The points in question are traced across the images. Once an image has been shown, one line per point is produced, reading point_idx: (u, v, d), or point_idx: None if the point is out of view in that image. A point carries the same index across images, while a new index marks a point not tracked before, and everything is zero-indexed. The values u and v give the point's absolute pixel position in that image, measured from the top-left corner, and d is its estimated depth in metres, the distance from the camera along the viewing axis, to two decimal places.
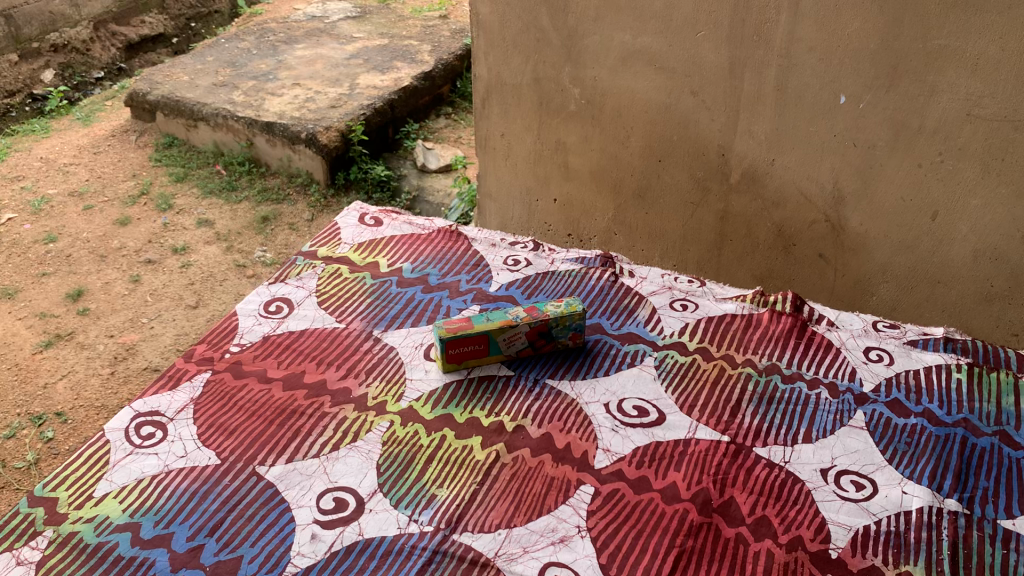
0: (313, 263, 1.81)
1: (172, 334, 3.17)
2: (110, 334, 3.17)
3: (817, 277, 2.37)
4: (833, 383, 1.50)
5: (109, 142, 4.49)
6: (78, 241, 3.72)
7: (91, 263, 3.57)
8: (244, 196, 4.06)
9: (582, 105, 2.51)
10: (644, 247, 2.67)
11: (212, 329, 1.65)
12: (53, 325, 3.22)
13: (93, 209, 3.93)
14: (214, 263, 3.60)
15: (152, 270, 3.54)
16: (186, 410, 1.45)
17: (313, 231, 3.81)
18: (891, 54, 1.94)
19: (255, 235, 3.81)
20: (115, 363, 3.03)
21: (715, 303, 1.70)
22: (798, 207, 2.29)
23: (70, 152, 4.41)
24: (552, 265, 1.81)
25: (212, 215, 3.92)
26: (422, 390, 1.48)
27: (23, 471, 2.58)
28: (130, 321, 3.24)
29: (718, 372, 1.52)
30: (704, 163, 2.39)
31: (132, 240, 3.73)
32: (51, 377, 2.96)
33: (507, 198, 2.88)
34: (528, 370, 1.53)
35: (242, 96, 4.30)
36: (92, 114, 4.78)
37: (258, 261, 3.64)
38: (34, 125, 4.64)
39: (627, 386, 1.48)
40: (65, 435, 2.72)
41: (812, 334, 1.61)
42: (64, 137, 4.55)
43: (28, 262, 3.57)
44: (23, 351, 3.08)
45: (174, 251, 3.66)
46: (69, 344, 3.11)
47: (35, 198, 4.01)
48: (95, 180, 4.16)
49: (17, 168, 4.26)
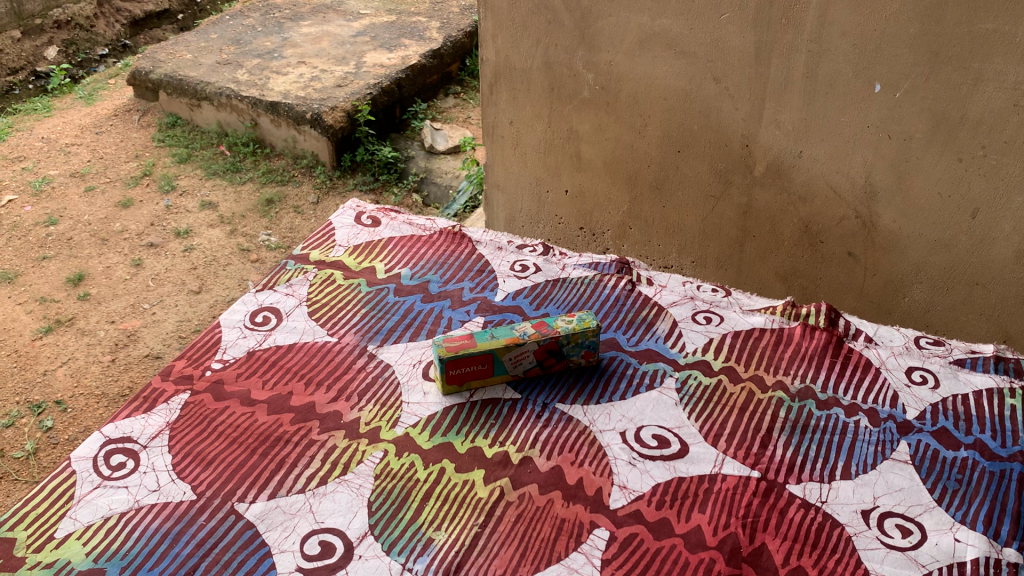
0: (304, 268, 1.67)
1: (174, 321, 3.05)
2: (111, 321, 3.05)
3: (844, 276, 2.23)
4: (872, 410, 1.36)
5: (112, 122, 4.35)
6: (80, 224, 3.59)
7: (92, 247, 3.44)
8: (248, 177, 3.92)
9: (596, 91, 2.35)
10: (660, 243, 2.52)
11: (194, 343, 1.51)
12: (53, 310, 3.10)
13: (94, 190, 3.81)
14: (217, 247, 3.47)
15: (154, 254, 3.42)
16: (160, 437, 1.33)
17: (318, 215, 3.68)
18: (933, 39, 1.78)
19: (259, 218, 3.67)
20: (116, 349, 2.91)
21: (742, 316, 1.55)
22: (826, 202, 2.14)
23: (71, 132, 4.27)
24: (563, 272, 1.66)
25: (216, 197, 3.79)
26: (419, 415, 1.35)
27: (22, 461, 2.49)
28: (131, 307, 3.12)
29: (746, 396, 1.38)
30: (726, 155, 2.23)
31: (134, 223, 3.60)
32: (51, 364, 2.84)
33: (515, 189, 2.73)
34: (536, 393, 1.39)
35: (246, 74, 4.14)
36: (95, 93, 4.64)
37: (262, 245, 3.51)
38: (36, 104, 4.51)
39: (646, 413, 1.35)
40: (65, 424, 2.62)
41: (848, 351, 1.47)
42: (66, 117, 4.41)
43: (28, 246, 3.45)
44: (22, 337, 2.96)
45: (177, 235, 3.53)
46: (69, 331, 3.00)
47: (35, 179, 3.89)
48: (97, 161, 4.03)
49: (18, 148, 4.13)
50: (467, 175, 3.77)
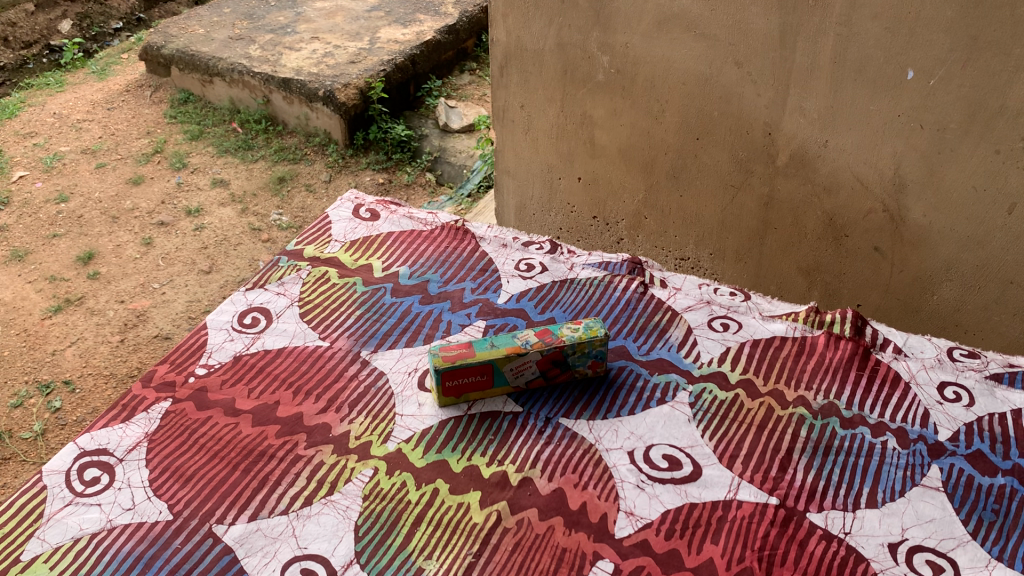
0: (297, 265, 1.58)
1: (184, 301, 2.98)
2: (120, 300, 2.98)
3: (870, 271, 2.12)
4: (901, 429, 1.26)
5: (124, 97, 4.27)
6: (90, 201, 3.51)
7: (102, 225, 3.37)
8: (260, 155, 3.83)
9: (611, 74, 2.24)
10: (677, 234, 2.42)
11: (178, 346, 1.43)
12: (63, 289, 3.03)
13: (105, 167, 3.73)
14: (228, 226, 3.40)
15: (165, 232, 3.34)
16: (137, 449, 1.25)
17: (331, 194, 3.60)
18: (971, 23, 1.66)
19: (271, 196, 3.59)
20: (125, 330, 2.85)
21: (762, 323, 1.44)
22: (852, 194, 2.03)
23: (83, 108, 4.19)
24: (571, 271, 1.56)
25: (227, 175, 3.71)
26: (413, 429, 1.26)
27: (30, 442, 2.45)
28: (141, 286, 3.05)
29: (764, 413, 1.28)
30: (747, 143, 2.12)
31: (144, 200, 3.52)
32: (59, 344, 2.79)
33: (526, 176, 2.62)
34: (538, 406, 1.30)
35: (258, 50, 4.04)
36: (107, 68, 4.56)
37: (273, 225, 3.42)
38: (48, 78, 4.44)
39: (656, 430, 1.25)
40: (73, 405, 2.56)
41: (875, 363, 1.36)
42: (78, 92, 4.34)
43: (38, 223, 3.38)
44: (31, 316, 2.91)
45: (188, 213, 3.45)
46: (79, 310, 2.93)
47: (47, 155, 3.81)
48: (108, 137, 3.95)
49: (29, 124, 4.06)
50: (481, 156, 3.68)
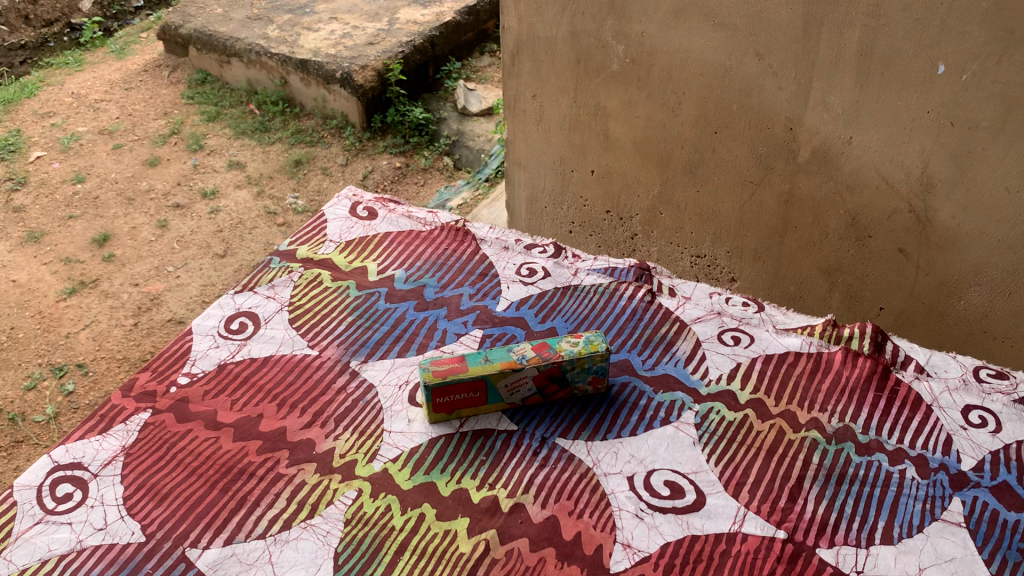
0: (289, 266, 1.52)
1: (198, 285, 2.94)
2: (134, 283, 2.94)
3: (894, 273, 2.02)
4: (921, 458, 1.17)
5: (141, 77, 4.21)
6: (106, 182, 3.47)
7: (118, 206, 3.32)
8: (277, 138, 3.76)
9: (626, 64, 2.14)
10: (693, 231, 2.33)
11: (162, 352, 1.37)
12: (78, 271, 2.99)
13: (122, 148, 3.68)
14: (244, 209, 3.34)
15: (180, 215, 3.30)
16: (113, 464, 1.19)
17: (347, 177, 3.53)
18: (1008, 15, 1.55)
19: (287, 179, 3.52)
20: (139, 313, 2.81)
21: (776, 337, 1.36)
22: (877, 194, 1.93)
23: (101, 88, 4.14)
24: (575, 277, 1.48)
25: (244, 157, 3.65)
26: (400, 448, 1.19)
27: (42, 425, 2.42)
28: (155, 270, 3.01)
29: (775, 437, 1.20)
30: (767, 138, 2.03)
31: (160, 182, 3.48)
32: (73, 327, 2.76)
33: (538, 168, 2.54)
34: (534, 424, 1.23)
35: (276, 30, 3.96)
36: (126, 47, 4.51)
37: (289, 209, 3.36)
38: (68, 58, 4.40)
39: (658, 454, 1.18)
40: (86, 388, 2.53)
41: (895, 384, 1.28)
42: (96, 71, 4.29)
43: (54, 204, 3.34)
44: (46, 298, 2.87)
45: (204, 196, 3.40)
46: (93, 293, 2.89)
47: (64, 135, 3.77)
48: (125, 118, 3.90)
49: (47, 103, 4.01)
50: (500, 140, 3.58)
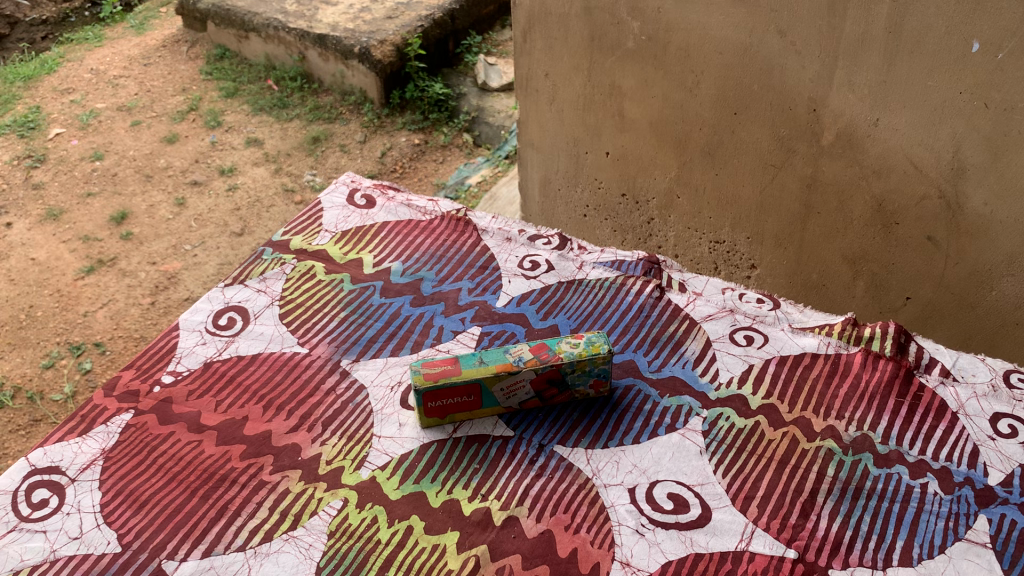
0: (281, 258, 1.46)
1: (215, 263, 2.90)
2: (151, 262, 2.90)
3: (923, 262, 1.93)
4: (945, 470, 1.09)
5: (160, 53, 4.15)
6: (125, 159, 3.42)
7: (136, 183, 3.28)
8: (295, 114, 3.68)
9: (642, 41, 2.05)
10: (711, 216, 2.24)
11: (147, 349, 1.32)
12: (96, 249, 2.96)
13: (140, 125, 3.63)
14: (262, 187, 3.29)
15: (198, 192, 3.25)
16: (91, 468, 1.14)
17: (365, 154, 3.46)
18: None
19: (305, 156, 3.46)
20: (156, 292, 2.78)
21: (791, 336, 1.28)
22: (904, 178, 1.83)
23: (120, 64, 4.08)
24: (580, 271, 1.41)
25: (262, 134, 3.58)
26: (389, 454, 1.13)
27: (60, 405, 2.40)
28: (173, 248, 2.96)
29: (788, 446, 1.13)
30: (789, 119, 1.93)
31: (178, 159, 3.43)
32: (91, 305, 2.72)
33: (551, 149, 2.46)
34: (532, 430, 1.16)
35: (294, 4, 3.88)
36: (146, 23, 4.45)
37: (307, 186, 3.30)
38: (87, 33, 4.35)
39: (662, 464, 1.11)
40: (103, 367, 2.51)
41: (917, 389, 1.20)
42: (115, 47, 4.23)
43: (73, 181, 3.30)
44: (64, 277, 2.84)
45: (221, 173, 3.35)
46: (111, 271, 2.85)
47: (83, 112, 3.72)
48: (144, 94, 3.84)
49: (67, 79, 3.96)
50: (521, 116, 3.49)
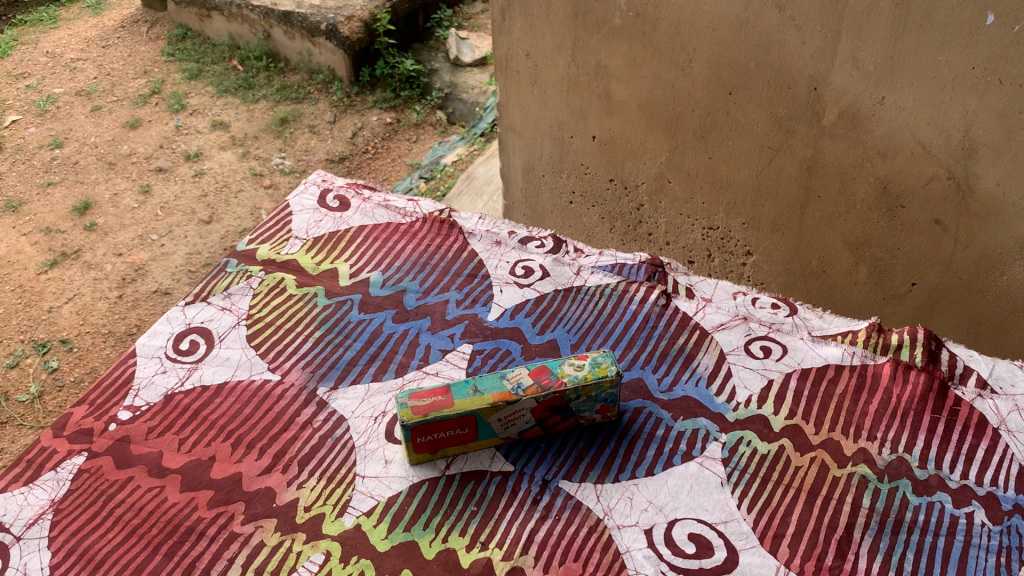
0: (247, 271, 1.34)
1: (184, 253, 2.74)
2: (117, 253, 2.74)
3: (930, 247, 1.71)
4: (991, 498, 0.99)
5: (118, 34, 3.95)
6: (86, 146, 3.24)
7: (98, 171, 3.10)
8: (262, 95, 3.50)
9: (629, 18, 1.84)
10: (705, 201, 2.06)
11: (101, 380, 1.19)
12: (59, 242, 2.79)
13: (101, 110, 3.44)
14: (229, 171, 3.13)
15: (163, 179, 3.08)
16: (39, 524, 1.01)
17: (336, 136, 3.30)
18: None
19: (273, 138, 3.29)
20: (123, 285, 2.62)
21: (811, 346, 1.17)
22: (911, 160, 1.62)
23: (77, 46, 3.88)
24: (578, 277, 1.29)
25: (228, 116, 3.40)
26: (376, 498, 1.01)
27: (26, 405, 2.25)
28: (139, 238, 2.80)
29: (817, 474, 1.02)
30: (789, 99, 1.71)
31: (142, 145, 3.25)
32: (56, 300, 2.56)
33: (534, 133, 2.29)
34: (534, 464, 1.04)
35: None
36: (103, 3, 4.25)
37: (276, 169, 3.14)
38: (41, 14, 4.13)
39: (681, 499, 0.99)
40: (70, 364, 2.36)
41: (953, 402, 1.09)
42: (72, 29, 4.03)
43: (32, 171, 3.12)
44: (26, 271, 2.67)
45: (187, 158, 3.18)
46: (75, 264, 2.69)
47: (40, 98, 3.53)
48: (103, 77, 3.65)
49: (22, 64, 3.76)
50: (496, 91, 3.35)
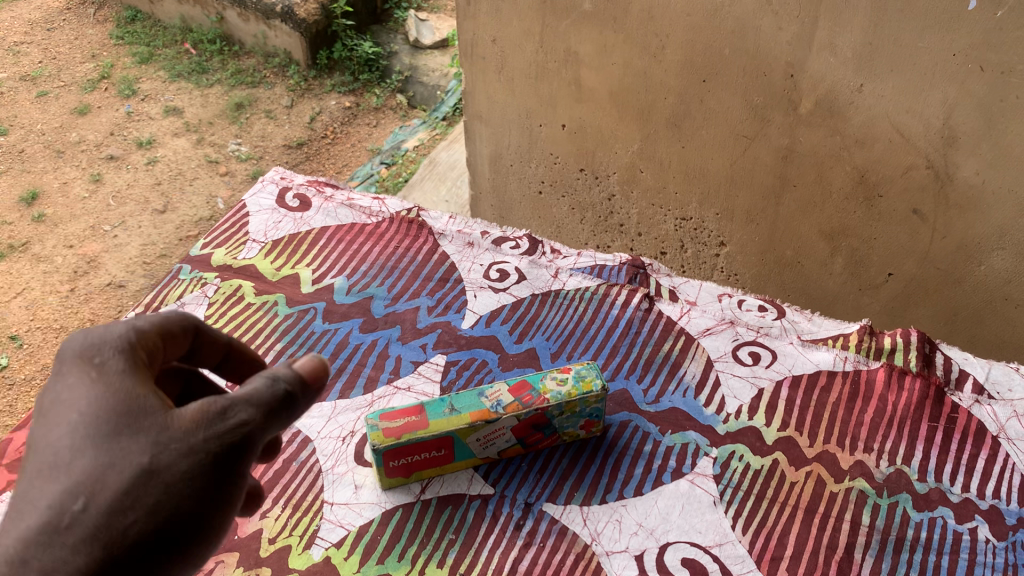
0: (202, 278, 1.25)
1: (138, 244, 2.62)
2: (68, 245, 2.62)
3: (907, 236, 1.65)
4: (994, 512, 0.94)
5: (64, 16, 3.78)
6: (32, 134, 3.09)
7: (45, 160, 2.96)
8: (215, 79, 3.37)
9: (598, 2, 1.76)
10: (678, 191, 1.98)
11: None
12: (5, 234, 2.65)
13: (48, 96, 3.29)
14: (183, 158, 3.00)
15: (115, 167, 2.95)
16: None
17: (295, 121, 3.19)
18: None
19: (228, 124, 3.17)
20: (75, 278, 2.50)
21: (801, 352, 1.12)
22: (890, 149, 1.55)
23: (20, 29, 3.70)
24: (556, 281, 1.23)
25: (180, 101, 3.26)
26: (346, 528, 0.94)
27: None
28: (90, 230, 2.68)
29: (814, 490, 0.97)
30: (764, 87, 1.64)
31: (91, 132, 3.11)
32: (3, 295, 2.45)
33: (501, 122, 2.21)
34: (515, 485, 0.98)
35: None
36: None
37: (232, 156, 3.03)
38: None
39: (672, 521, 0.93)
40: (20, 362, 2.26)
41: (951, 409, 1.04)
42: (14, 11, 3.84)
43: None
44: None
45: (139, 145, 3.04)
46: (24, 257, 2.57)
47: None
48: (49, 61, 3.49)
49: None
50: (458, 74, 3.28)
